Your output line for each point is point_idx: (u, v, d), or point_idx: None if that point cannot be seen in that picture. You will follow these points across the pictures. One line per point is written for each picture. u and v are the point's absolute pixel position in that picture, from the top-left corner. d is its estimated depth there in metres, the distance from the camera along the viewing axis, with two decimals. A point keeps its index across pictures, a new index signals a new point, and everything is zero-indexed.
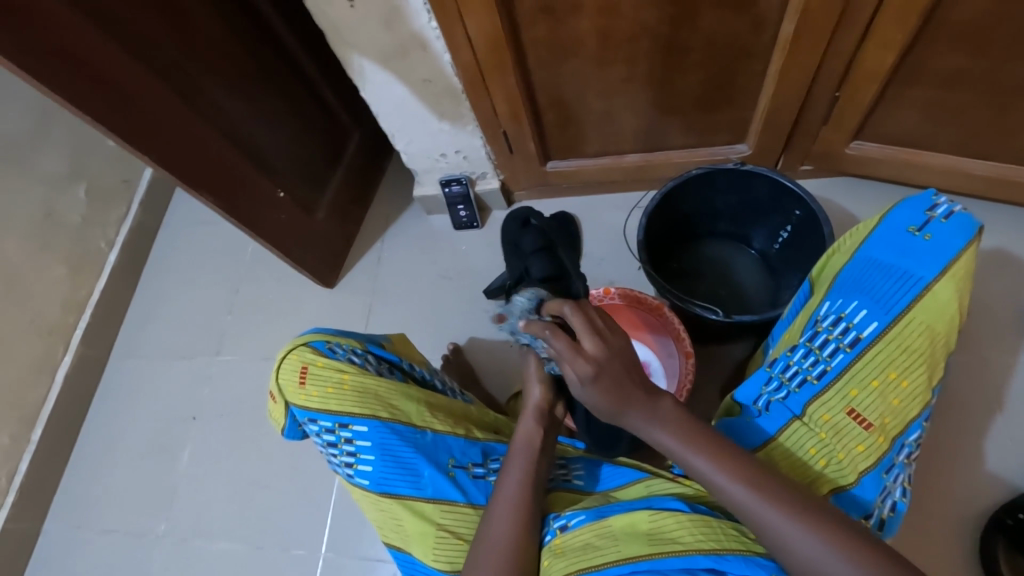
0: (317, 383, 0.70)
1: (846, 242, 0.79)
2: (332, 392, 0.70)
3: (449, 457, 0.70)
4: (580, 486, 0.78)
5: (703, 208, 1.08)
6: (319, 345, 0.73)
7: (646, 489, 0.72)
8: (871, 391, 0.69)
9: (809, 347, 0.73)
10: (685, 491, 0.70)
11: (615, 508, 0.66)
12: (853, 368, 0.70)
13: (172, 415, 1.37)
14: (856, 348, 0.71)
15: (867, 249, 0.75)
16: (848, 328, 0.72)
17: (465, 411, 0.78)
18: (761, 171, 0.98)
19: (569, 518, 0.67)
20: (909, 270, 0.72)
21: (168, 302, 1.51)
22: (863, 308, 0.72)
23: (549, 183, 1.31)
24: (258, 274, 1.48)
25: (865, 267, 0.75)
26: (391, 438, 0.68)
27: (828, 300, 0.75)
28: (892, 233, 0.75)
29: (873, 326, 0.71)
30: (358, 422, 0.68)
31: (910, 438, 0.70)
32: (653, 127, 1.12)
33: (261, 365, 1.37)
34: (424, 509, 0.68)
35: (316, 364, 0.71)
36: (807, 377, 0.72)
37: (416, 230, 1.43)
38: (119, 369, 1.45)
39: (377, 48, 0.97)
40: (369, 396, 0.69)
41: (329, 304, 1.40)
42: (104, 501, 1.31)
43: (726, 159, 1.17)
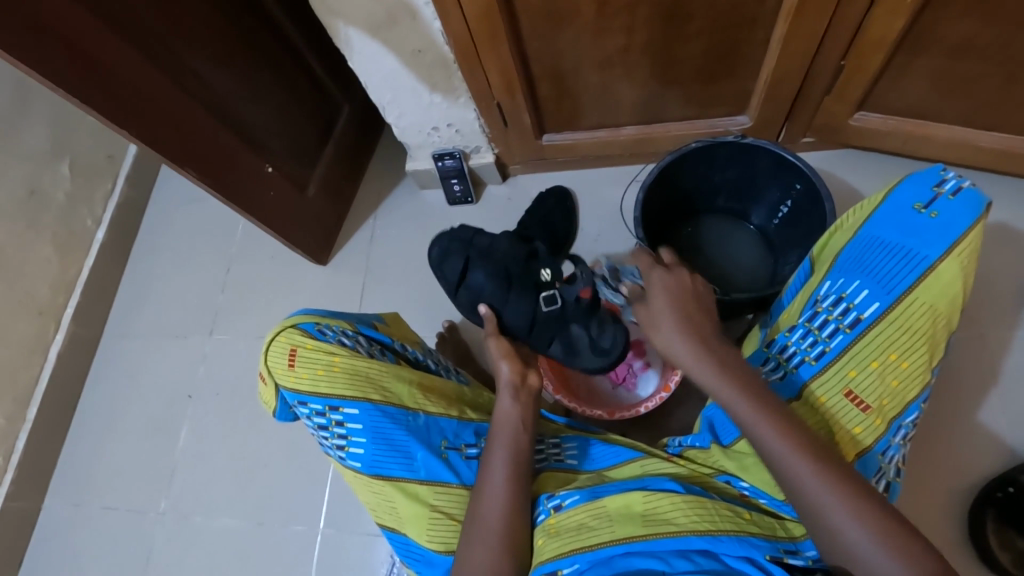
0: (306, 365, 0.69)
1: (850, 217, 0.77)
2: (322, 375, 0.68)
3: (442, 439, 0.70)
4: (573, 464, 0.76)
5: (702, 184, 1.06)
6: (308, 326, 0.72)
7: (640, 468, 0.72)
8: (870, 372, 0.68)
9: (808, 328, 0.72)
10: (680, 471, 0.70)
11: (610, 488, 0.66)
12: (852, 350, 0.69)
13: (167, 394, 1.36)
14: (855, 329, 0.70)
15: (870, 227, 0.73)
16: (848, 308, 0.71)
17: (457, 392, 0.77)
18: (762, 145, 0.95)
19: (564, 498, 0.67)
20: (913, 249, 0.70)
21: (159, 280, 1.49)
22: (864, 288, 0.71)
23: (545, 157, 1.28)
24: (249, 252, 1.46)
25: (868, 246, 0.73)
26: (383, 421, 0.68)
27: (829, 279, 0.74)
28: (896, 210, 0.73)
29: (874, 307, 0.69)
30: (349, 405, 0.68)
31: (907, 419, 0.69)
32: (651, 99, 1.08)
33: (255, 344, 1.36)
34: (417, 491, 0.68)
35: (305, 346, 0.70)
36: (806, 358, 0.71)
37: (410, 205, 1.40)
38: (113, 348, 1.44)
39: (365, 15, 0.92)
40: (360, 379, 0.68)
41: (323, 283, 1.38)
42: (103, 479, 1.31)
43: (726, 131, 1.13)
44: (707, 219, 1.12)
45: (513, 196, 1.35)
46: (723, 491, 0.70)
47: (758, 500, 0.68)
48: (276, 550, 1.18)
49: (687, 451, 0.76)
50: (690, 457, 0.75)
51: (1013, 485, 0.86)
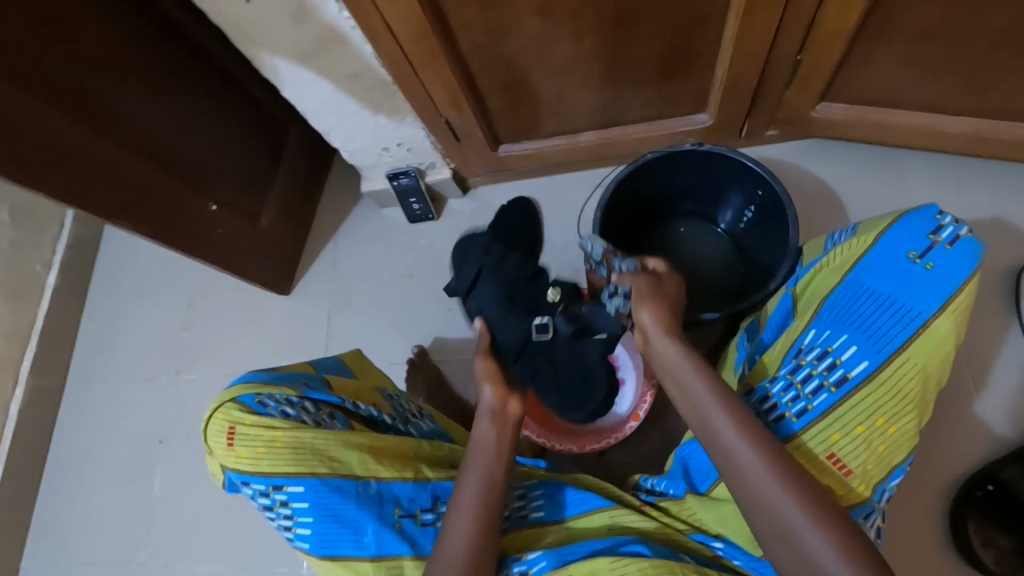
0: (247, 443, 0.67)
1: (837, 257, 0.74)
2: (264, 453, 0.66)
3: (396, 507, 0.67)
4: (540, 517, 0.72)
5: (665, 193, 1.02)
6: (248, 400, 0.69)
7: (610, 520, 0.69)
8: (855, 436, 0.65)
9: (790, 381, 0.68)
10: (650, 528, 0.68)
11: (579, 552, 0.64)
12: (837, 411, 0.66)
13: (137, 441, 1.32)
14: (841, 388, 0.66)
15: (859, 273, 0.71)
16: (834, 364, 0.68)
17: (414, 448, 0.74)
18: (721, 152, 0.91)
19: (531, 564, 0.64)
20: (907, 303, 0.68)
21: (119, 321, 1.44)
22: (852, 343, 0.68)
23: (505, 167, 1.23)
24: (211, 287, 1.41)
25: (858, 294, 0.70)
26: (329, 497, 0.65)
27: (815, 329, 0.70)
28: (890, 256, 0.70)
29: (863, 365, 0.67)
30: (293, 482, 0.65)
31: (891, 483, 0.67)
32: (607, 103, 1.04)
33: (223, 381, 1.32)
34: (370, 567, 0.65)
35: (245, 423, 0.67)
36: (786, 414, 0.68)
37: (371, 225, 1.35)
38: (78, 396, 1.39)
39: (292, 46, 0.86)
40: (303, 452, 0.65)
41: (287, 313, 1.33)
42: (77, 535, 1.27)
43: (686, 131, 1.09)
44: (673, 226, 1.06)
45: (477, 209, 1.30)
46: (695, 550, 0.67)
47: (732, 561, 0.66)
48: None
49: (660, 501, 0.73)
50: (664, 507, 0.72)
51: (992, 483, 0.86)
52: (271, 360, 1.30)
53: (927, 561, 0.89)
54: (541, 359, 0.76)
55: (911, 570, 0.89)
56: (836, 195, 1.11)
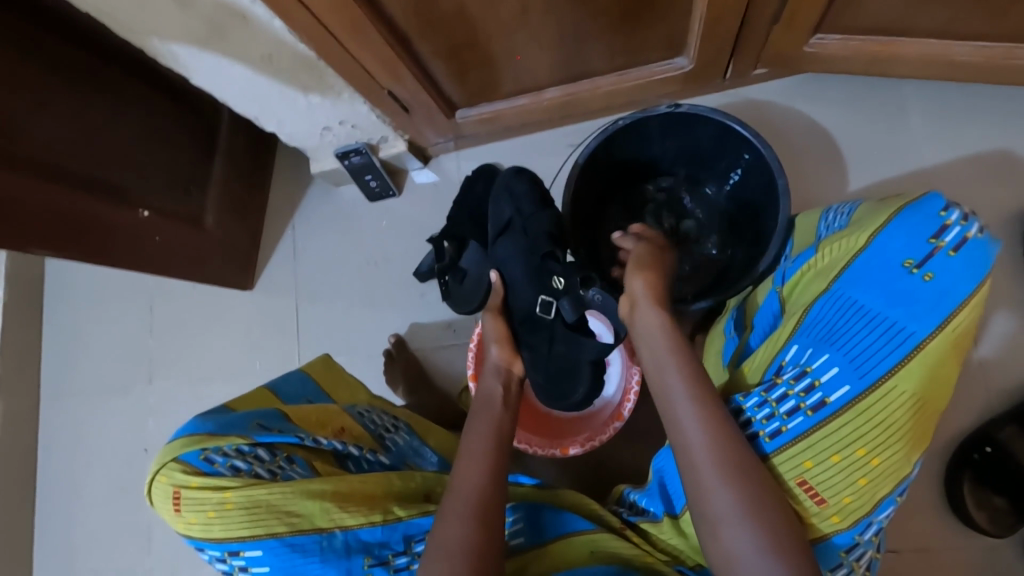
0: (196, 507, 0.64)
1: (828, 259, 0.67)
2: (214, 517, 0.64)
3: (366, 556, 0.67)
4: (519, 544, 0.69)
5: (638, 161, 0.91)
6: (194, 459, 0.67)
7: (592, 544, 0.67)
8: (830, 465, 0.59)
9: (764, 398, 0.63)
10: (634, 555, 0.65)
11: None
12: (811, 437, 0.59)
13: (123, 451, 1.30)
14: (818, 413, 0.60)
15: (845, 284, 0.63)
16: (812, 386, 0.61)
17: (383, 485, 0.73)
18: (701, 112, 0.80)
19: None
20: (897, 321, 0.60)
21: (81, 329, 1.37)
22: (833, 364, 0.61)
23: (465, 132, 1.11)
24: (170, 288, 1.32)
25: (843, 307, 0.63)
26: (290, 558, 0.64)
27: (796, 344, 0.64)
28: (882, 264, 0.62)
29: (843, 390, 0.59)
30: (250, 546, 0.64)
31: (879, 516, 0.61)
32: (570, 56, 0.90)
33: (197, 386, 1.27)
34: None
35: (190, 486, 0.65)
36: (758, 434, 0.62)
37: (329, 207, 1.24)
38: (54, 410, 1.35)
39: (185, 29, 0.73)
40: (257, 514, 0.63)
41: (254, 308, 1.26)
42: (79, 548, 1.27)
43: (662, 79, 0.97)
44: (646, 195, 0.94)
45: (441, 181, 1.19)
46: None
47: None
48: None
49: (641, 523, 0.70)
50: (644, 530, 0.69)
51: (990, 445, 0.84)
52: (244, 359, 1.25)
53: (924, 522, 0.88)
54: (539, 334, 0.82)
55: (906, 531, 0.88)
56: (832, 140, 1.00)
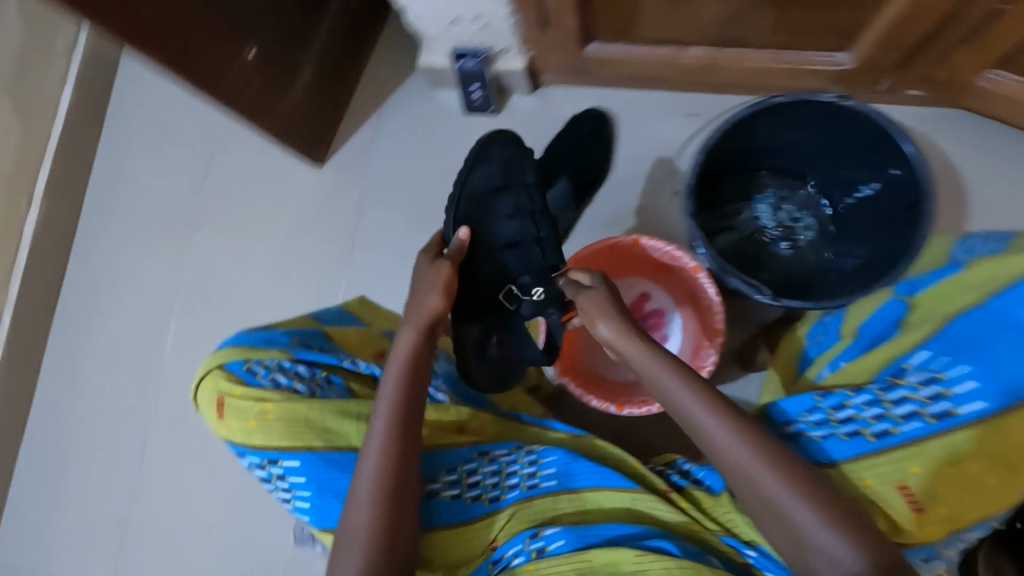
0: (237, 415, 0.67)
1: (980, 277, 0.67)
2: (255, 425, 0.66)
3: None
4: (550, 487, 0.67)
5: (771, 145, 0.85)
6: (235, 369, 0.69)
7: (631, 502, 0.66)
8: (936, 473, 0.61)
9: (878, 397, 0.65)
10: (678, 520, 0.66)
11: (597, 537, 0.62)
12: (925, 443, 0.62)
13: (152, 287, 1.28)
14: (940, 422, 0.62)
15: (1001, 302, 0.64)
16: (939, 394, 0.63)
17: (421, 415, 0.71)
18: (865, 112, 0.74)
19: (547, 541, 0.63)
20: None
21: (137, 156, 1.33)
22: (969, 377, 0.62)
23: (588, 69, 1.05)
24: (238, 141, 1.28)
25: (991, 325, 0.64)
26: (325, 471, 0.66)
27: (926, 352, 0.66)
28: None
29: (975, 405, 0.61)
30: (289, 457, 0.66)
31: (970, 534, 0.62)
32: (734, 17, 0.85)
33: (242, 245, 1.24)
34: None
35: (233, 394, 0.67)
36: (862, 430, 0.64)
37: (421, 107, 1.19)
38: (92, 229, 1.32)
39: None
40: (297, 427, 0.65)
41: (318, 186, 1.22)
42: (86, 368, 1.27)
43: (816, 69, 0.91)
44: (764, 185, 0.91)
45: (543, 112, 1.13)
46: (724, 553, 0.65)
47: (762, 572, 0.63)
48: None
49: (691, 490, 0.70)
50: (694, 496, 0.69)
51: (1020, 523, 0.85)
52: (296, 233, 1.22)
53: None
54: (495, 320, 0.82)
55: None
56: (962, 184, 0.95)
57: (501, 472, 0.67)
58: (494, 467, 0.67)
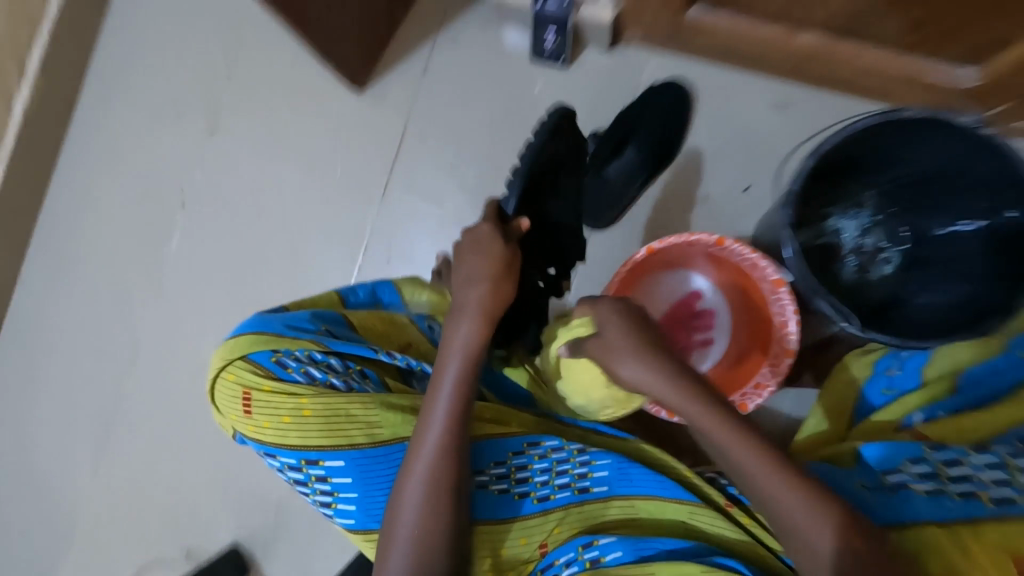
0: (266, 411, 0.60)
1: None
2: (289, 423, 0.60)
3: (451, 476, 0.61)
4: (602, 491, 0.62)
5: (884, 157, 0.79)
6: (261, 359, 0.62)
7: (687, 515, 0.61)
8: None
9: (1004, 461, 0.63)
10: (734, 538, 0.60)
11: (657, 549, 0.58)
12: None
13: (154, 191, 1.15)
14: None
15: None
16: None
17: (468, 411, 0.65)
18: (1002, 146, 0.68)
19: (603, 549, 0.58)
20: None
21: (151, 43, 1.16)
22: None
23: (679, 35, 0.95)
24: (267, 43, 1.13)
25: None
26: (372, 471, 0.60)
27: None
28: None
29: None
30: (330, 456, 0.60)
31: None
32: (870, 5, 0.75)
33: (264, 164, 1.12)
34: None
35: (262, 389, 0.61)
36: (916, 488, 0.63)
37: (482, 47, 1.07)
38: (91, 118, 1.17)
39: None
40: (336, 425, 0.60)
41: (354, 114, 1.11)
42: (72, 269, 1.15)
43: (932, 84, 0.85)
44: (863, 200, 0.85)
45: (618, 73, 1.03)
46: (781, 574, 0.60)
47: None
48: None
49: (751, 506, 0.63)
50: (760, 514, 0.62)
51: None
52: (323, 161, 1.11)
53: None
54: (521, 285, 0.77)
55: None
56: None
57: (551, 471, 0.62)
58: (545, 463, 0.62)
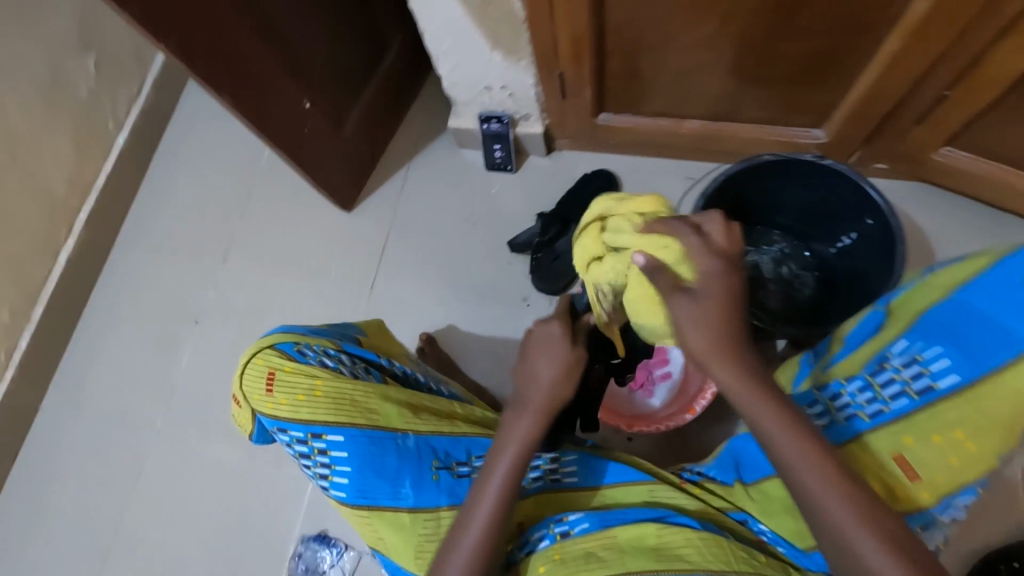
0: (286, 390, 0.75)
1: (944, 274, 0.66)
2: (303, 400, 0.74)
3: (433, 459, 0.73)
4: (573, 482, 0.73)
5: (765, 199, 0.98)
6: (286, 349, 0.78)
7: (648, 493, 0.71)
8: (929, 443, 0.61)
9: (869, 381, 0.65)
10: (690, 505, 0.69)
11: (619, 518, 0.67)
12: (913, 417, 0.62)
13: (174, 313, 1.32)
14: (923, 397, 0.62)
15: (965, 294, 0.63)
16: (920, 373, 0.63)
17: (451, 411, 0.80)
18: (843, 170, 0.87)
19: (571, 524, 0.67)
20: (1010, 329, 0.60)
21: (177, 195, 1.41)
22: (944, 356, 0.62)
23: (597, 136, 1.19)
24: (273, 182, 1.38)
25: (959, 315, 0.63)
26: (367, 446, 0.72)
27: (904, 339, 0.65)
28: (1002, 281, 0.61)
29: (950, 379, 0.61)
30: (332, 431, 0.73)
31: (958, 500, 0.62)
32: (728, 94, 0.99)
33: (269, 278, 1.31)
34: (403, 519, 0.71)
35: (285, 371, 0.76)
36: (857, 412, 0.65)
37: (447, 165, 1.32)
38: (124, 259, 1.38)
39: None
40: (342, 403, 0.73)
41: (344, 228, 1.32)
42: (99, 389, 1.29)
43: (798, 143, 1.05)
44: (771, 239, 1.03)
45: (557, 171, 1.27)
46: (736, 531, 0.68)
47: (775, 547, 0.67)
48: (268, 488, 1.17)
49: (704, 483, 0.74)
50: (709, 488, 0.73)
51: None
52: (319, 269, 1.30)
53: None
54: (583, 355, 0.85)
55: None
56: (927, 242, 1.07)
57: None
58: None
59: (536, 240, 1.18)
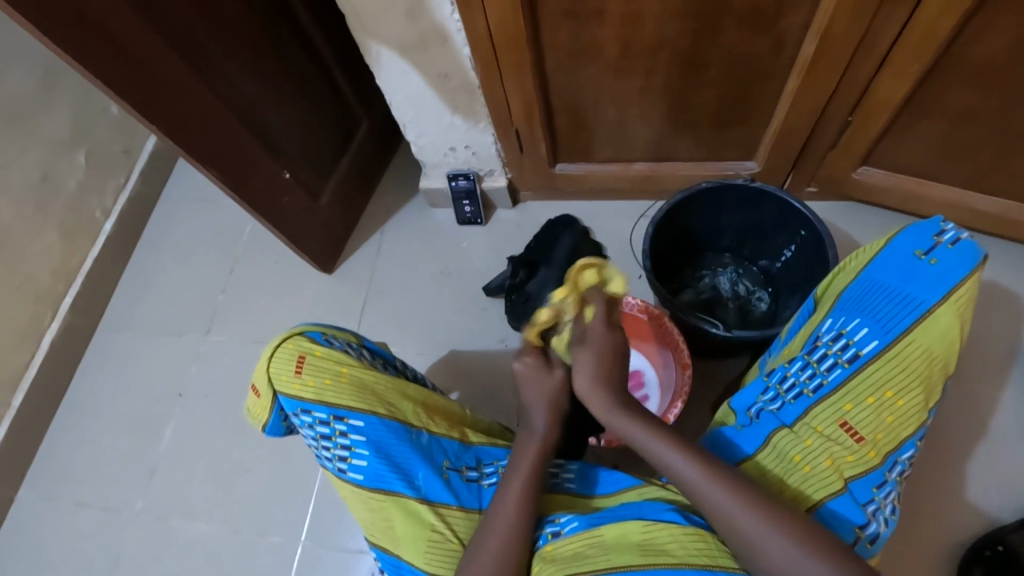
0: (313, 373, 0.80)
1: (852, 261, 0.80)
2: (329, 384, 0.79)
3: (445, 459, 0.79)
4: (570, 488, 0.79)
5: (709, 224, 1.09)
6: (314, 336, 0.84)
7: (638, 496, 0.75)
8: (866, 407, 0.70)
9: (807, 360, 0.75)
10: (675, 500, 0.72)
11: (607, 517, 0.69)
12: (849, 384, 0.71)
13: (157, 390, 1.33)
14: (853, 364, 0.72)
15: (871, 271, 0.76)
16: (847, 344, 0.73)
17: (457, 415, 0.88)
18: (769, 192, 0.99)
19: (562, 525, 0.70)
20: (911, 294, 0.73)
21: (159, 275, 1.46)
22: (863, 326, 0.74)
23: (555, 186, 1.29)
24: (255, 254, 1.44)
25: (868, 289, 0.76)
26: (385, 435, 0.77)
27: (831, 317, 0.77)
28: (896, 256, 0.76)
29: (872, 344, 0.72)
30: (355, 416, 0.77)
31: (903, 456, 0.70)
32: (666, 139, 1.11)
33: (252, 346, 1.34)
34: (416, 509, 0.76)
35: (314, 354, 0.81)
36: (803, 390, 0.74)
37: (419, 224, 1.41)
38: (106, 341, 1.40)
39: (398, 38, 0.97)
40: (365, 392, 0.79)
41: (325, 292, 1.37)
42: (78, 476, 1.26)
43: (735, 175, 1.16)
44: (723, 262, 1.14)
45: (523, 221, 1.37)
46: None
47: None
48: (254, 560, 1.13)
49: None
50: None
51: (1002, 544, 0.91)
52: None
53: None
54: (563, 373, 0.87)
55: None
56: None
57: None
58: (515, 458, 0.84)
59: (508, 283, 1.25)
